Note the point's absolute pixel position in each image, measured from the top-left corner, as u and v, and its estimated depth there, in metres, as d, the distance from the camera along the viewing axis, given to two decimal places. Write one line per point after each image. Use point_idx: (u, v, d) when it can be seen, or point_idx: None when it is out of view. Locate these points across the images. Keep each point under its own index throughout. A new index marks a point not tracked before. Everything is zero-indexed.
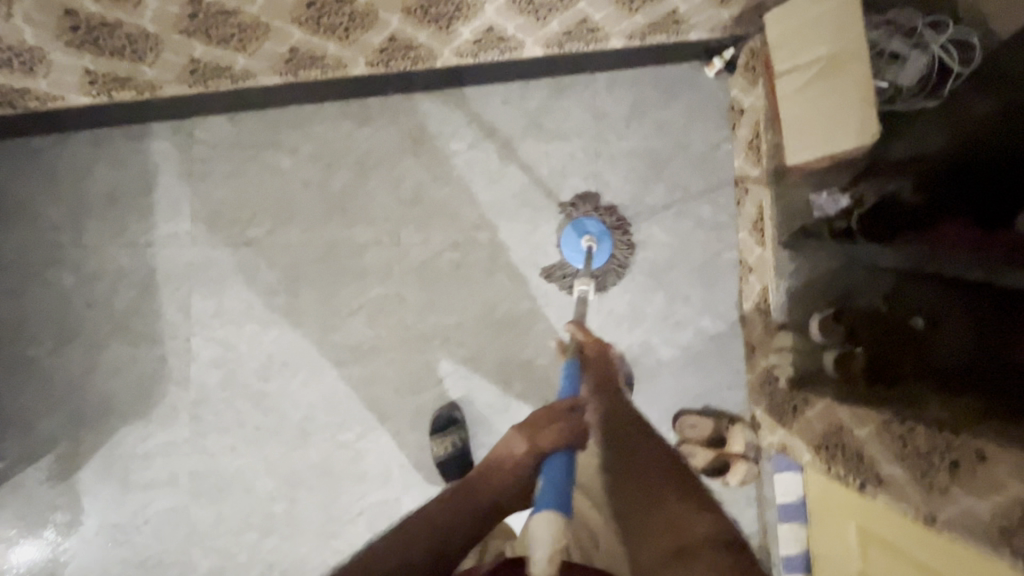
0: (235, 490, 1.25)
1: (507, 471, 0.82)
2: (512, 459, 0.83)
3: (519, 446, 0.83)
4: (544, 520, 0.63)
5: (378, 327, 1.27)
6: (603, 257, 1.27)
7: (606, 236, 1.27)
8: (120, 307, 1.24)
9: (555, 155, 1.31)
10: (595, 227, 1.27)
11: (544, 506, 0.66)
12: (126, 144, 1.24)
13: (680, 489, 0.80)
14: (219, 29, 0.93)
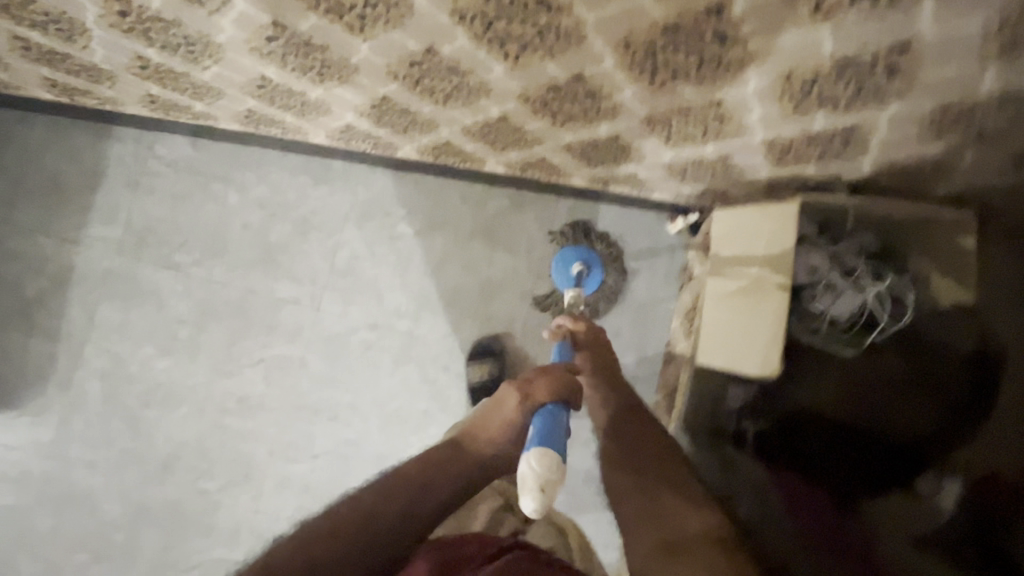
0: (80, 507, 1.22)
1: (490, 434, 0.69)
2: (500, 420, 0.70)
3: (508, 402, 0.70)
4: (526, 472, 0.55)
5: (271, 385, 1.25)
6: (594, 283, 1.16)
7: (595, 261, 1.16)
8: (26, 294, 1.23)
9: (496, 264, 1.28)
10: (585, 252, 1.16)
11: (528, 451, 0.58)
12: (83, 139, 1.24)
13: (673, 477, 0.69)
14: (172, 81, 0.93)
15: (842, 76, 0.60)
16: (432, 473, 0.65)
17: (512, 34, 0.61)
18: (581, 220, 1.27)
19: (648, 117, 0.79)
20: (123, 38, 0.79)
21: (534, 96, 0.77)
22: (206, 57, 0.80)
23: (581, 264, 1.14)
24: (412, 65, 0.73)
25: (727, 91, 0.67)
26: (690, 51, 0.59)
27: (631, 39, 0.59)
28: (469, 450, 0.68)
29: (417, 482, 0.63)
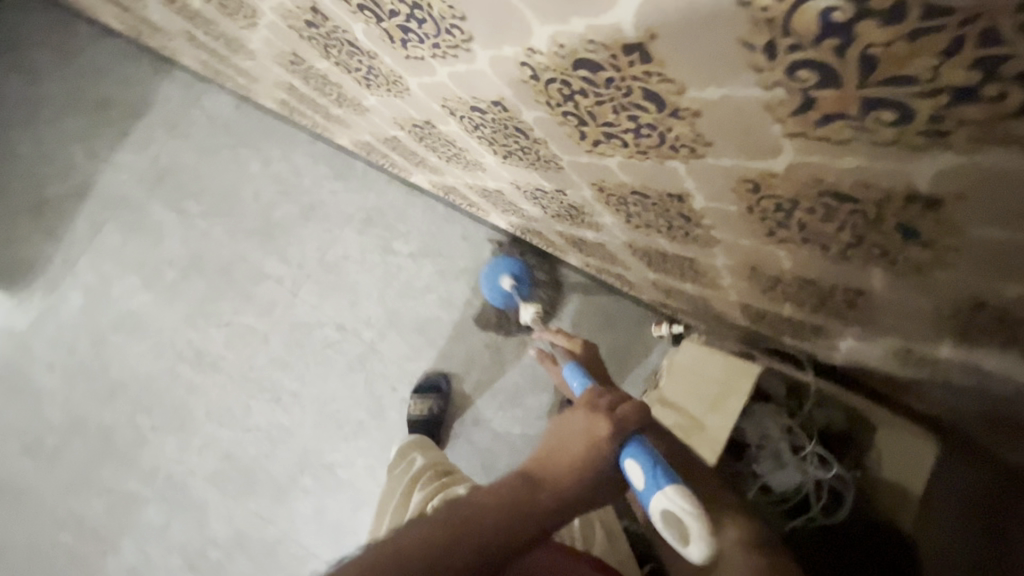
0: (25, 401, 1.29)
1: (560, 475, 0.46)
2: (575, 455, 0.47)
3: (587, 427, 0.48)
4: (674, 515, 0.42)
5: (230, 349, 1.29)
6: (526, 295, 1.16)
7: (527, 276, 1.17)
8: (49, 195, 1.34)
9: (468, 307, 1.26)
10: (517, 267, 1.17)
11: (660, 488, 0.43)
12: (147, 75, 1.37)
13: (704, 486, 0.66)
14: (216, 56, 0.99)
15: (803, 288, 0.57)
16: (467, 537, 0.44)
17: (497, 140, 0.61)
18: (563, 277, 1.22)
19: (629, 243, 0.78)
20: (175, 16, 0.85)
21: (524, 188, 0.77)
22: (239, 52, 0.84)
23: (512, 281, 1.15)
24: (412, 127, 0.74)
25: (696, 254, 0.66)
26: (658, 215, 0.58)
27: (604, 186, 0.58)
28: (542, 498, 0.46)
29: (439, 550, 0.44)
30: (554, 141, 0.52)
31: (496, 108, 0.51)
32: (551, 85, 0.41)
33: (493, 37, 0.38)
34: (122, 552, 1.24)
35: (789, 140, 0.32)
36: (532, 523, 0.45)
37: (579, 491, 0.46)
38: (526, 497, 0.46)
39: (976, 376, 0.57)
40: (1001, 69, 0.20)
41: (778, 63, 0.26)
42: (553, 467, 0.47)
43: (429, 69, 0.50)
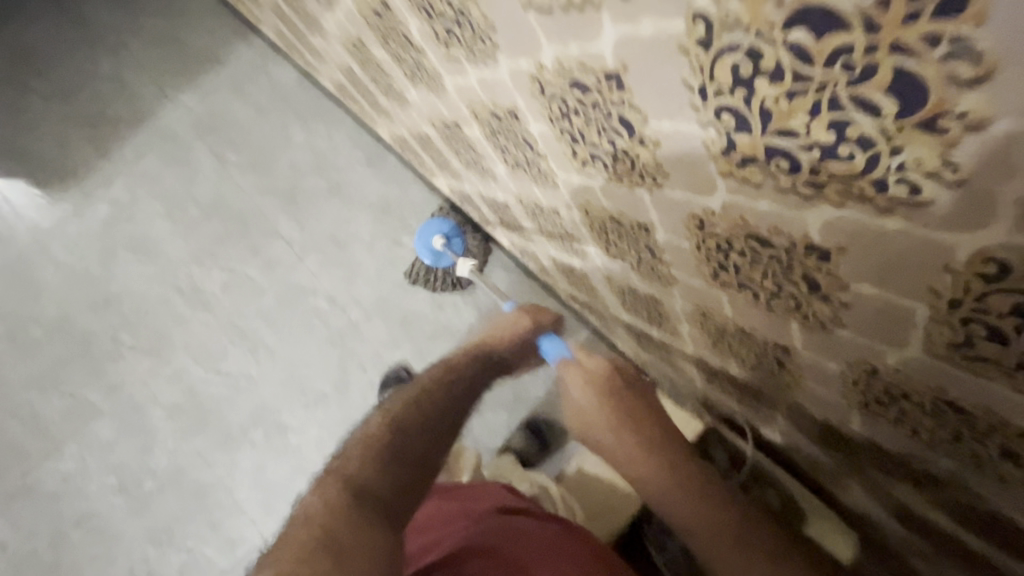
0: (26, 290, 1.36)
1: (501, 335, 0.68)
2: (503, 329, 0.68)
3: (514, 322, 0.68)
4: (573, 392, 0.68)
5: (224, 294, 1.36)
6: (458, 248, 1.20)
7: (455, 232, 1.20)
8: (109, 114, 1.46)
9: (413, 272, 1.33)
10: (442, 227, 1.20)
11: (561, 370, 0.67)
12: (229, 34, 1.50)
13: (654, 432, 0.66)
14: (293, 30, 1.10)
15: (744, 342, 0.63)
16: (464, 373, 0.66)
17: (508, 149, 0.69)
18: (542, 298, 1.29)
19: (608, 276, 0.84)
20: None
21: (526, 204, 0.85)
22: (314, 29, 0.95)
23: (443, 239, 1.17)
24: (443, 125, 0.83)
25: (661, 295, 0.72)
26: (631, 246, 0.65)
27: (589, 209, 0.65)
28: (483, 362, 0.67)
29: (427, 399, 0.62)
30: (553, 157, 0.60)
31: (510, 116, 0.59)
32: (553, 100, 0.48)
33: (515, 49, 0.46)
34: (64, 457, 1.30)
35: (721, 178, 0.38)
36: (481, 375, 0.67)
37: (516, 349, 0.68)
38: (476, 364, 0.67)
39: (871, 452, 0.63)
40: (847, 133, 0.27)
41: (709, 104, 0.33)
42: (493, 344, 0.68)
43: (463, 70, 0.59)
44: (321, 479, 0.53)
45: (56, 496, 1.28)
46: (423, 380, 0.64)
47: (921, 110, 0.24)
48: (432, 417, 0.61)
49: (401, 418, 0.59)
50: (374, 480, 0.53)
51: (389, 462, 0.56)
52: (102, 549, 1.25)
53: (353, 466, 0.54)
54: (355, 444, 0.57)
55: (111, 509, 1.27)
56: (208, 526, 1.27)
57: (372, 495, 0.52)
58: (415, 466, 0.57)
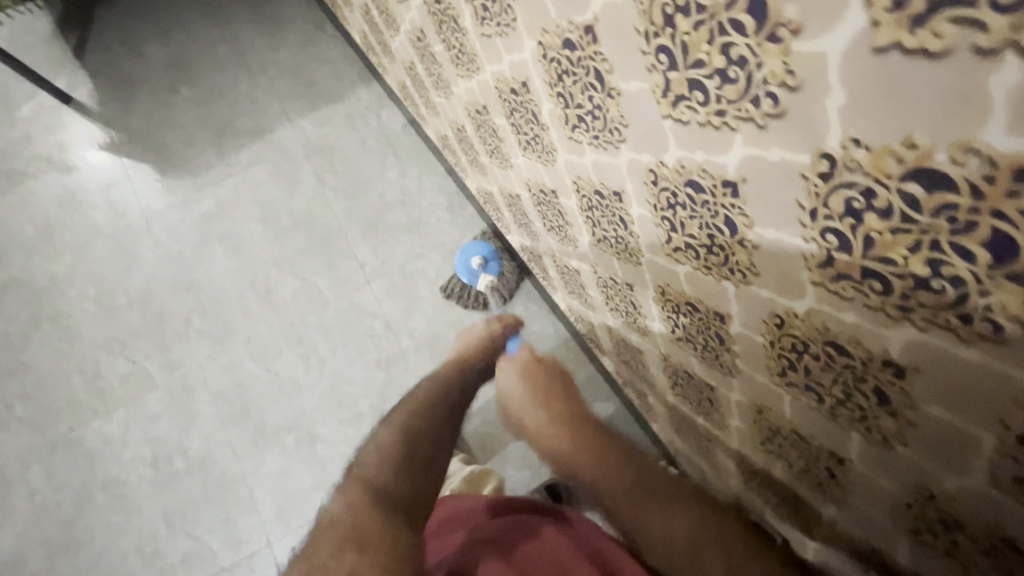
0: (122, 259, 1.50)
1: (472, 347, 0.80)
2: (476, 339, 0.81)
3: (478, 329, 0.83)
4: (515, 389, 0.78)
5: (293, 299, 1.46)
6: (493, 271, 1.33)
7: (494, 256, 1.32)
8: (235, 123, 1.64)
9: (449, 287, 1.43)
10: (482, 249, 1.32)
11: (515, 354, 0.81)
12: (354, 74, 1.68)
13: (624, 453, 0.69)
14: (419, 86, 1.24)
15: (795, 445, 0.65)
16: (455, 380, 0.76)
17: (599, 221, 0.77)
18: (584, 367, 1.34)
19: (665, 355, 0.88)
20: (410, 49, 1.11)
21: (600, 274, 0.91)
22: (442, 90, 1.08)
23: (479, 260, 1.31)
24: (540, 190, 0.92)
25: (717, 383, 0.75)
26: (700, 331, 0.70)
27: (666, 289, 0.71)
28: (464, 378, 0.77)
29: (427, 407, 0.71)
30: (645, 237, 0.66)
31: (613, 196, 0.67)
32: (663, 191, 0.56)
33: (641, 145, 0.54)
34: (111, 420, 1.37)
35: (813, 286, 0.44)
36: (467, 382, 0.77)
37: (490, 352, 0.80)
38: (459, 382, 0.76)
39: (920, 561, 0.59)
40: (942, 270, 0.33)
41: (817, 223, 0.39)
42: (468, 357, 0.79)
43: (582, 149, 0.67)
44: (344, 489, 0.61)
45: (94, 455, 1.35)
46: (418, 392, 0.73)
47: (1013, 266, 0.29)
48: (433, 420, 0.70)
49: (407, 426, 0.68)
50: (391, 481, 0.61)
51: (402, 464, 0.64)
52: (120, 517, 1.31)
53: (372, 472, 0.62)
54: (371, 455, 0.65)
55: (138, 479, 1.33)
56: (220, 519, 1.31)
57: (392, 496, 0.59)
58: (426, 465, 0.65)
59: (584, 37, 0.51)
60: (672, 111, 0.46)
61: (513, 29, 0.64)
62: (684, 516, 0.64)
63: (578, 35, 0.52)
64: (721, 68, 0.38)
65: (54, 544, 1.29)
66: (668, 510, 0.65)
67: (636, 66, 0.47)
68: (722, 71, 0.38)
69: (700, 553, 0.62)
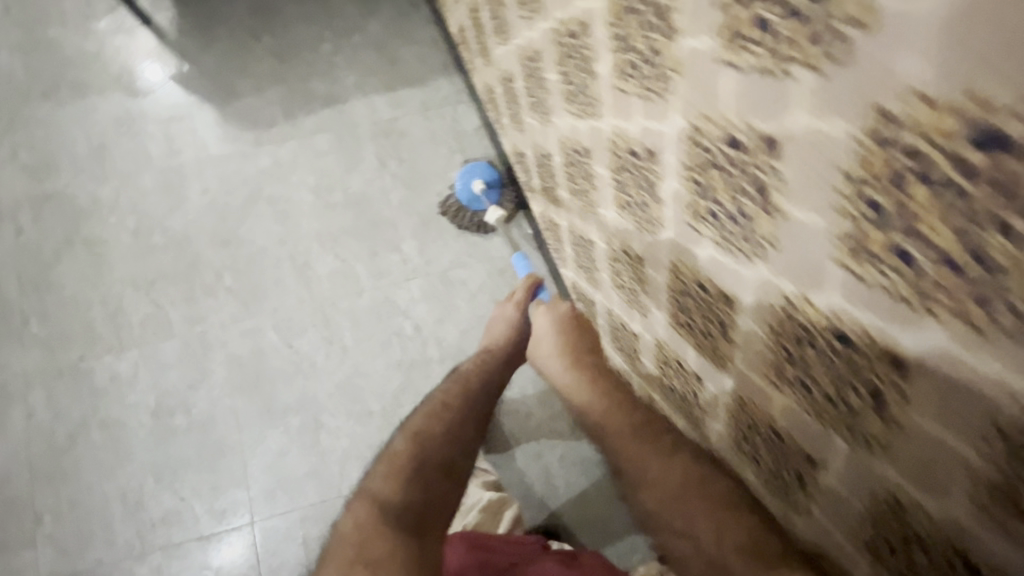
0: (167, 198, 1.46)
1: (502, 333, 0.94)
2: (503, 325, 0.95)
3: (506, 312, 0.97)
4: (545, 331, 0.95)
5: (329, 279, 1.42)
6: (492, 194, 1.43)
7: (494, 181, 1.42)
8: (307, 83, 1.58)
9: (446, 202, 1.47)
10: (484, 173, 1.43)
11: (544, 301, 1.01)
12: (438, 61, 1.61)
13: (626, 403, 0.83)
14: (511, 99, 1.18)
15: None
16: (477, 374, 0.86)
17: (688, 308, 0.72)
18: None
19: (714, 447, 0.87)
20: (515, 63, 1.05)
21: (665, 352, 0.88)
22: (538, 114, 1.02)
23: (480, 183, 1.41)
24: (622, 250, 0.87)
25: (773, 499, 0.74)
26: (774, 452, 0.68)
27: (748, 401, 0.68)
28: (484, 361, 0.89)
29: (444, 415, 0.78)
30: (744, 352, 0.63)
31: (719, 298, 0.63)
32: (794, 324, 0.52)
33: (786, 272, 0.49)
34: (123, 358, 1.35)
35: (962, 492, 0.42)
36: (492, 373, 0.88)
37: (517, 331, 0.93)
38: (482, 362, 0.88)
39: None
40: None
41: (1002, 448, 0.37)
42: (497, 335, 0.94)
43: (700, 241, 0.62)
44: (358, 502, 0.70)
45: (98, 391, 1.33)
46: (438, 394, 0.83)
47: None
48: (449, 425, 0.77)
49: (422, 433, 0.76)
50: (399, 494, 0.69)
51: (412, 476, 0.72)
52: (112, 459, 1.29)
53: (384, 487, 0.70)
54: (385, 464, 0.73)
55: (138, 426, 1.31)
56: (210, 485, 1.29)
57: (398, 508, 0.68)
58: (438, 470, 0.73)
59: (758, 147, 0.46)
60: (852, 263, 0.41)
61: (662, 100, 0.58)
62: (681, 463, 0.73)
63: (752, 142, 0.46)
64: (949, 257, 0.34)
65: (41, 471, 1.28)
66: (668, 459, 0.74)
67: (820, 201, 0.42)
68: (955, 261, 0.34)
69: (691, 502, 0.70)
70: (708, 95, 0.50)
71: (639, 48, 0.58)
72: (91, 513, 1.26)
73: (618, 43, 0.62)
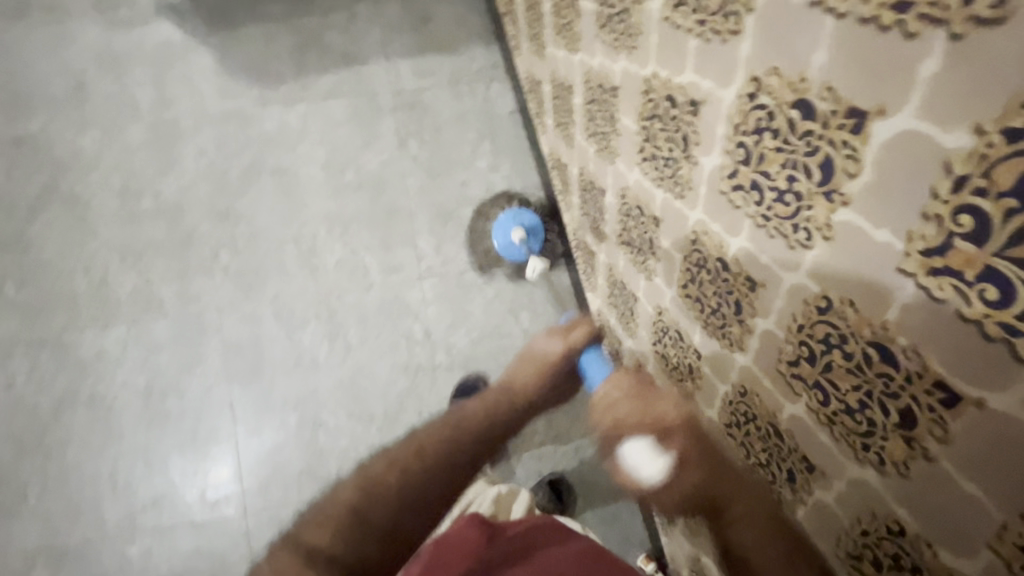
0: (161, 158, 1.31)
1: (521, 385, 0.75)
2: (533, 370, 0.78)
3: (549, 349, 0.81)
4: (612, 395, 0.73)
5: (335, 269, 1.31)
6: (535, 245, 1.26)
7: (535, 228, 1.26)
8: (322, 35, 1.37)
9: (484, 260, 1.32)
10: (523, 220, 1.27)
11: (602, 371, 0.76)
12: (474, 26, 1.41)
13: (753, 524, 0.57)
14: (562, 106, 1.03)
15: None
16: (470, 422, 0.67)
17: (747, 433, 0.66)
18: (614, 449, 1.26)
19: None
20: (577, 79, 0.90)
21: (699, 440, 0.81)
22: (597, 145, 0.89)
23: (521, 231, 1.24)
24: (676, 330, 0.79)
25: None
26: None
27: None
28: (486, 413, 0.68)
29: (417, 460, 0.61)
30: (811, 515, 0.57)
31: (798, 457, 0.56)
32: (896, 543, 0.46)
33: (910, 504, 0.43)
34: (110, 333, 1.26)
35: None
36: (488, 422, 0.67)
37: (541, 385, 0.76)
38: (484, 412, 0.68)
39: None
40: None
41: None
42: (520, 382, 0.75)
43: (793, 399, 0.54)
44: (278, 542, 0.53)
45: (83, 365, 1.25)
46: (419, 434, 0.64)
47: None
48: (417, 477, 0.59)
49: (381, 476, 0.58)
50: (330, 542, 0.53)
51: (355, 527, 0.54)
52: (99, 439, 1.23)
53: (317, 531, 0.54)
54: (322, 509, 0.56)
55: (124, 406, 1.25)
56: (201, 473, 1.24)
57: (330, 559, 0.51)
58: (382, 531, 0.55)
59: (922, 380, 0.38)
60: (1014, 561, 0.35)
61: (790, 247, 0.47)
62: None
63: (917, 372, 0.38)
64: None
65: (23, 443, 1.22)
66: None
67: (998, 486, 0.34)
68: None
69: None
70: (867, 289, 0.40)
71: (772, 178, 0.47)
72: (76, 491, 1.21)
73: (740, 154, 0.50)
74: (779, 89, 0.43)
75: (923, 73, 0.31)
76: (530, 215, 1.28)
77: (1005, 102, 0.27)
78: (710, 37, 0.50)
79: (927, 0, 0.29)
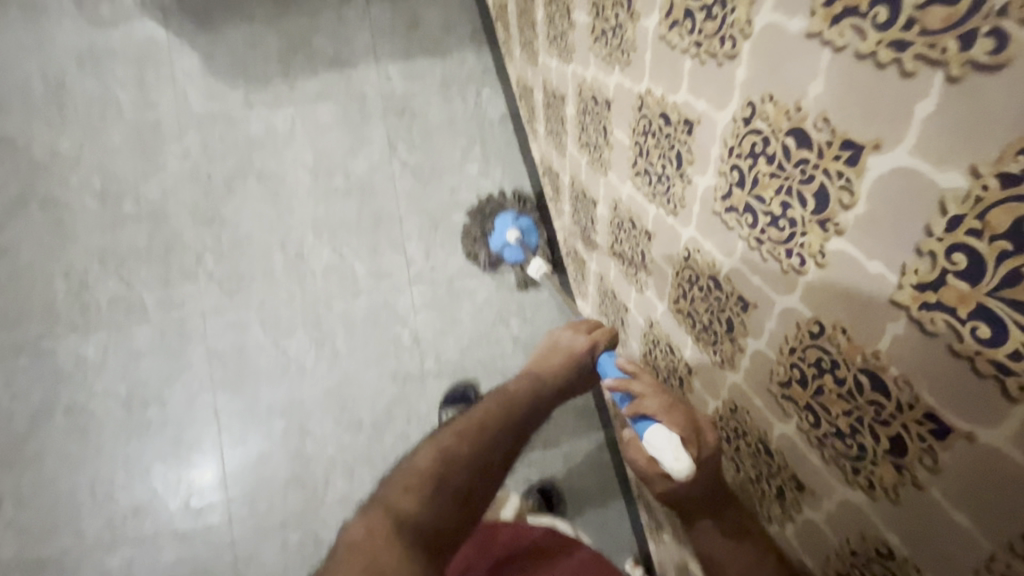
0: (143, 159, 1.28)
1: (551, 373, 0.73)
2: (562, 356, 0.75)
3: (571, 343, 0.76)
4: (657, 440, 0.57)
5: (323, 274, 1.30)
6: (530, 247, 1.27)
7: (532, 230, 1.26)
8: (310, 37, 1.35)
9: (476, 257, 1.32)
10: (521, 222, 1.27)
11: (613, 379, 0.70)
12: (464, 29, 1.40)
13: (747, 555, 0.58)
14: (553, 115, 1.02)
15: None
16: (521, 402, 0.67)
17: (736, 448, 0.66)
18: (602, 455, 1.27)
19: None
20: (569, 89, 0.89)
21: None
22: (589, 156, 0.89)
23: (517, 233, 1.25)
24: (666, 344, 0.79)
25: None
26: None
27: None
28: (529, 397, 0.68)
29: (483, 436, 0.61)
30: (801, 532, 0.58)
31: (788, 475, 0.57)
32: (886, 566, 0.46)
33: (899, 528, 0.43)
34: (90, 340, 1.23)
35: None
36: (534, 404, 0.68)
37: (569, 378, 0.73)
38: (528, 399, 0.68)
39: None
40: None
41: None
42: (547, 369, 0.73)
43: (784, 419, 0.54)
44: (366, 508, 0.54)
45: (61, 373, 1.21)
46: (477, 411, 0.64)
47: None
48: (486, 451, 0.60)
49: (453, 449, 0.59)
50: (417, 512, 0.53)
51: (438, 497, 0.55)
52: (80, 448, 1.20)
53: (403, 499, 0.54)
54: (402, 477, 0.57)
55: (105, 414, 1.22)
56: (185, 482, 1.22)
57: (418, 526, 0.52)
58: (462, 498, 0.57)
59: (913, 411, 0.38)
60: None
61: (783, 272, 0.48)
62: None
63: (908, 403, 0.38)
64: None
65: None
66: None
67: (987, 517, 0.35)
68: None
69: None
70: (860, 318, 0.40)
71: (766, 203, 0.47)
72: (55, 501, 1.18)
73: (734, 176, 0.51)
74: (774, 116, 0.43)
75: (921, 112, 0.31)
76: (527, 216, 1.28)
77: (1002, 147, 0.27)
78: (705, 60, 0.50)
79: (926, 41, 0.29)
